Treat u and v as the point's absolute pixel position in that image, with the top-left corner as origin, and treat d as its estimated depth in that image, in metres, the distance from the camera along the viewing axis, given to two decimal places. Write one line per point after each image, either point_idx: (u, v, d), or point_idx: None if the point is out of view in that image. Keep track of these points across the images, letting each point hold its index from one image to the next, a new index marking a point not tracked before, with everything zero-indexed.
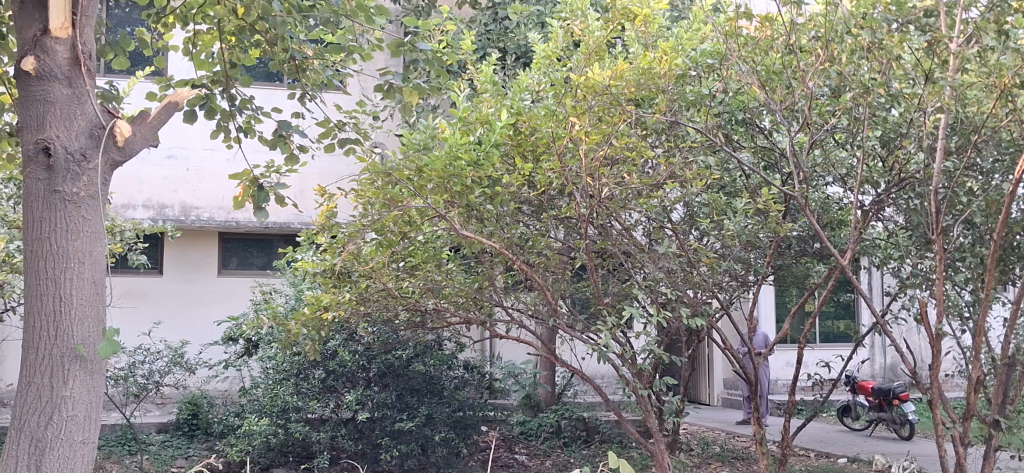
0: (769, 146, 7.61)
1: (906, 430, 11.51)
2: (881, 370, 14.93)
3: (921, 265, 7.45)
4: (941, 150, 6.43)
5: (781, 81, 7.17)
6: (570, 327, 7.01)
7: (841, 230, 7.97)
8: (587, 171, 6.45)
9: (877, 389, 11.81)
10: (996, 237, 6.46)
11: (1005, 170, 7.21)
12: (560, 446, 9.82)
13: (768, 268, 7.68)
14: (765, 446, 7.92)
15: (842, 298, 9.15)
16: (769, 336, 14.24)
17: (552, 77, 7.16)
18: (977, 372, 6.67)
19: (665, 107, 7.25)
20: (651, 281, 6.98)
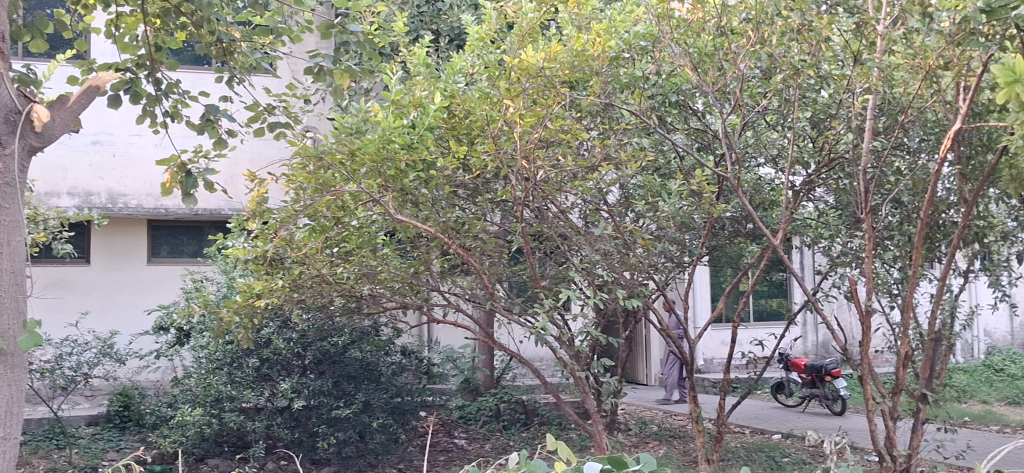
0: (702, 127, 7.72)
1: (837, 405, 11.78)
2: (813, 347, 15.25)
3: (851, 244, 7.79)
4: (869, 131, 6.52)
5: (712, 63, 7.35)
6: (507, 311, 7.00)
7: (773, 210, 8.06)
8: (522, 154, 6.44)
9: (810, 366, 12.03)
10: (923, 214, 6.58)
11: (931, 150, 7.37)
12: (499, 430, 9.81)
13: (702, 249, 7.80)
14: (700, 424, 8.02)
15: (775, 277, 9.31)
16: (704, 315, 14.44)
17: (485, 60, 7.13)
18: (905, 347, 6.82)
19: (599, 89, 7.28)
20: (588, 264, 6.97)
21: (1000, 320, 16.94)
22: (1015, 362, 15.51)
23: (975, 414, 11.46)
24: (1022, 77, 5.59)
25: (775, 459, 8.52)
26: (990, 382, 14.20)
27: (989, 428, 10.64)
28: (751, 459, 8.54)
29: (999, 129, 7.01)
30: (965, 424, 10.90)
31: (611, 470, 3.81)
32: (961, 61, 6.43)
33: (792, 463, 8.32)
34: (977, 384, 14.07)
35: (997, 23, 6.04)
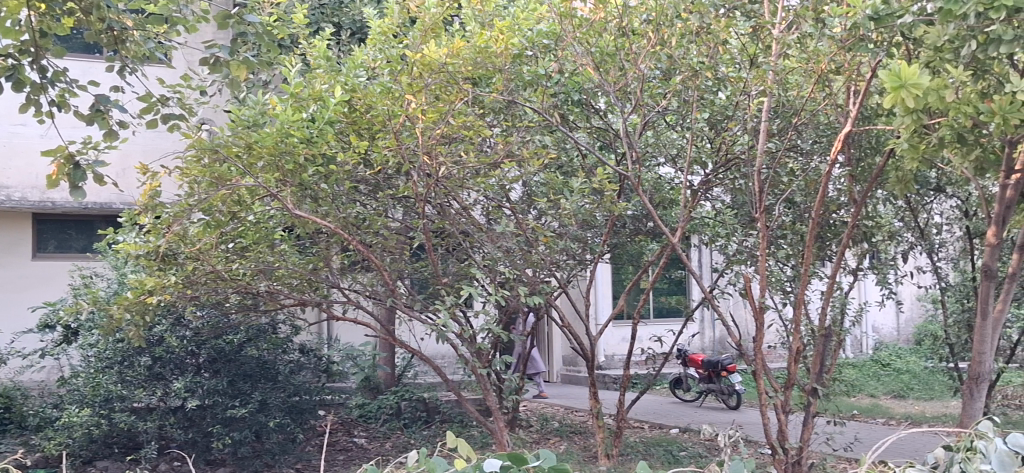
0: (603, 126, 7.83)
1: (733, 399, 12.10)
2: (710, 343, 15.61)
3: (747, 243, 7.98)
4: (764, 133, 6.68)
5: (615, 63, 7.36)
6: (408, 308, 6.93)
7: (673, 209, 8.21)
8: (423, 149, 6.41)
9: (706, 362, 12.29)
10: (814, 214, 6.76)
11: (823, 151, 7.64)
12: (400, 428, 9.71)
13: (604, 246, 7.90)
14: (601, 420, 8.11)
15: (674, 274, 9.51)
16: (605, 313, 14.64)
17: (387, 54, 7.10)
18: (797, 343, 6.99)
19: (502, 86, 7.31)
20: (490, 260, 6.98)
21: (886, 316, 17.62)
22: (899, 357, 16.16)
23: (862, 407, 11.90)
24: (906, 83, 5.81)
25: (672, 453, 8.66)
26: (877, 376, 14.77)
27: (876, 421, 11.03)
28: (650, 453, 8.67)
29: (886, 132, 7.32)
30: (853, 416, 11.28)
31: (512, 467, 3.83)
32: (851, 66, 6.65)
33: (688, 457, 8.49)
34: (865, 378, 14.60)
35: (884, 30, 6.27)
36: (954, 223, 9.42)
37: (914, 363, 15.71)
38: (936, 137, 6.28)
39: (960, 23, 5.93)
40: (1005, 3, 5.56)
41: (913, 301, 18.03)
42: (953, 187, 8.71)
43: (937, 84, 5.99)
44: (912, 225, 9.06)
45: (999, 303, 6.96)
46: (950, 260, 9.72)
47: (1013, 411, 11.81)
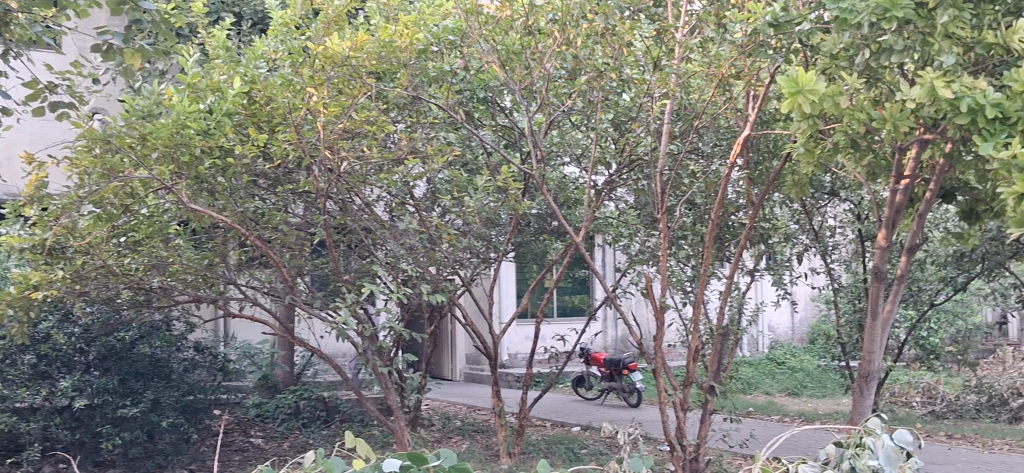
0: (508, 125, 7.82)
1: (634, 397, 12.26)
2: (612, 341, 15.78)
3: (649, 243, 8.05)
4: (666, 135, 6.78)
5: (520, 61, 7.33)
6: (308, 305, 6.85)
7: (577, 208, 8.27)
8: (325, 143, 6.37)
9: (608, 360, 12.39)
10: (714, 216, 6.87)
11: (723, 154, 7.80)
12: (298, 427, 9.54)
13: (508, 245, 7.90)
14: (504, 418, 8.14)
15: (577, 273, 9.59)
16: (509, 311, 14.69)
17: (289, 46, 6.97)
18: (696, 342, 7.09)
19: (407, 81, 7.22)
20: (393, 258, 6.96)
21: (782, 316, 18.10)
22: (793, 355, 16.62)
23: (758, 405, 12.20)
24: (803, 89, 5.97)
25: (573, 451, 8.70)
26: (772, 375, 15.17)
27: (771, 417, 11.31)
28: (550, 451, 8.71)
29: (782, 136, 7.54)
30: (750, 414, 11.54)
31: (412, 466, 3.78)
32: (750, 71, 6.91)
33: (590, 455, 8.54)
34: (760, 376, 14.99)
35: (783, 36, 6.43)
36: (847, 226, 9.69)
37: (807, 361, 16.18)
38: (831, 142, 6.44)
39: (854, 32, 6.09)
40: (897, 15, 5.79)
41: (807, 302, 18.58)
42: (846, 191, 8.99)
43: (833, 90, 6.18)
44: (807, 227, 9.31)
45: (889, 303, 7.21)
46: (842, 262, 10.05)
47: (899, 408, 12.28)
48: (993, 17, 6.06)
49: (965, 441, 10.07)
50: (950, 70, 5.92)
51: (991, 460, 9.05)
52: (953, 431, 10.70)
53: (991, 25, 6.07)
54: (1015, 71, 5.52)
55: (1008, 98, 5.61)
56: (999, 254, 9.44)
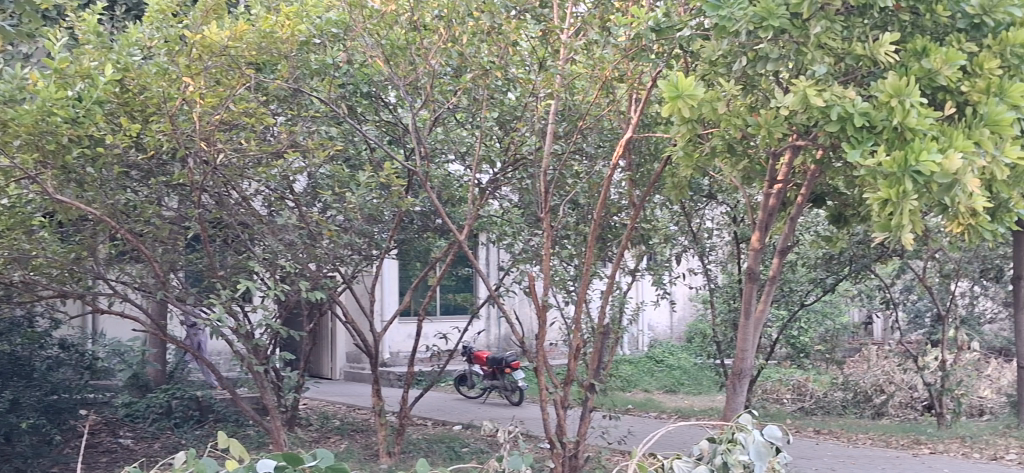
0: (393, 121, 7.82)
1: (515, 396, 12.33)
2: (495, 340, 15.86)
3: (532, 242, 8.23)
4: (551, 135, 6.84)
5: (405, 57, 7.25)
6: (179, 302, 6.72)
7: (461, 206, 8.26)
8: (201, 135, 6.30)
9: (491, 358, 12.48)
10: (596, 216, 6.95)
11: (605, 156, 7.92)
12: (170, 428, 9.22)
13: (391, 242, 7.82)
14: (383, 417, 8.14)
15: (461, 271, 9.62)
16: (391, 309, 14.59)
17: (165, 33, 6.62)
18: (576, 340, 7.16)
19: (287, 73, 7.17)
20: (270, 254, 6.82)
21: (661, 316, 18.51)
22: (672, 353, 17.02)
23: (637, 402, 12.46)
24: (683, 93, 6.15)
25: (454, 449, 8.68)
26: (651, 372, 15.51)
27: (649, 414, 11.54)
28: (431, 450, 8.69)
29: (663, 140, 7.73)
30: (628, 411, 11.76)
31: (287, 467, 3.73)
32: (633, 75, 7.00)
33: (470, 453, 8.53)
34: (640, 373, 15.31)
35: (665, 42, 6.67)
36: (723, 228, 9.97)
37: (684, 359, 16.59)
38: (709, 147, 6.73)
39: (733, 40, 6.30)
40: (773, 24, 6.02)
41: (685, 301, 19.05)
42: (723, 194, 9.25)
43: (711, 95, 6.36)
44: (686, 229, 9.53)
45: (761, 303, 7.45)
46: (719, 263, 10.35)
47: (771, 404, 12.76)
48: (862, 30, 6.31)
49: (831, 437, 10.49)
50: (822, 80, 6.13)
51: (855, 454, 9.44)
52: (820, 426, 11.13)
53: (860, 37, 6.31)
54: (880, 82, 5.84)
55: (874, 108, 5.86)
56: (865, 257, 9.88)
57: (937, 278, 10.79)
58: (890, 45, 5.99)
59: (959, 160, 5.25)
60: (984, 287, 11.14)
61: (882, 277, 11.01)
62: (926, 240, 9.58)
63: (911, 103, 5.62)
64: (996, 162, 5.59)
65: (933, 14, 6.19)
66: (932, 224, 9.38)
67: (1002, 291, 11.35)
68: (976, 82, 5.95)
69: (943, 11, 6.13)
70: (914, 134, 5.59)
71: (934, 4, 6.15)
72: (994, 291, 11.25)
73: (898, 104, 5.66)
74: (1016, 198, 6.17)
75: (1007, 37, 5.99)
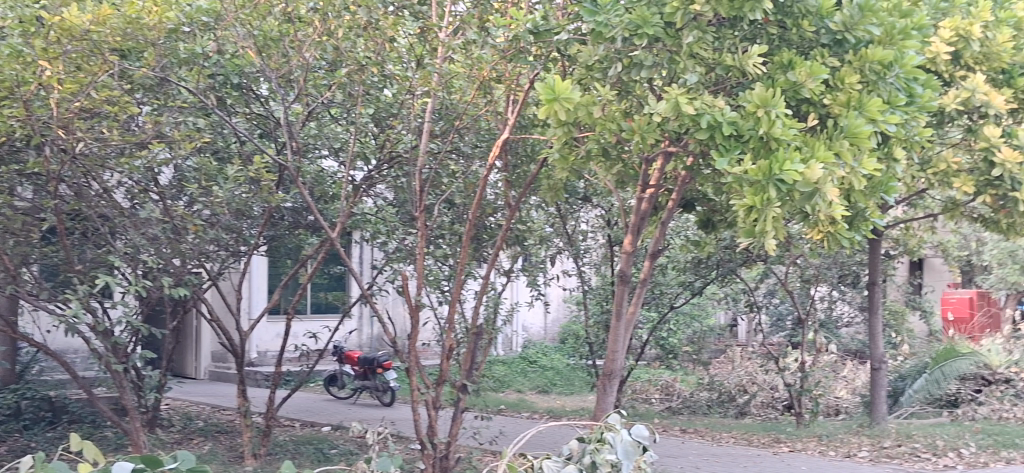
0: (264, 113, 7.61)
1: (387, 396, 12.21)
2: (367, 340, 15.69)
3: (406, 241, 8.15)
4: (427, 133, 6.79)
5: (278, 48, 7.10)
6: (32, 297, 6.40)
7: (333, 203, 8.12)
8: (59, 122, 6.03)
9: (362, 358, 12.35)
10: (472, 216, 6.92)
11: (482, 156, 7.91)
12: (18, 430, 8.74)
13: (260, 238, 7.64)
14: (248, 418, 7.97)
15: (333, 269, 9.47)
16: (259, 307, 14.26)
17: (21, 13, 6.30)
18: (449, 340, 7.12)
19: (153, 62, 6.84)
20: (132, 248, 6.57)
21: (535, 316, 18.68)
22: (545, 354, 17.19)
23: (509, 402, 12.52)
24: (559, 96, 6.21)
25: (322, 451, 8.52)
26: (524, 373, 15.63)
27: (521, 414, 11.61)
28: (298, 451, 8.51)
29: (540, 142, 7.79)
30: (501, 411, 11.81)
31: (146, 470, 3.69)
32: (510, 76, 7.05)
33: (339, 454, 8.39)
34: (513, 374, 15.41)
35: (543, 44, 6.74)
36: (598, 231, 10.08)
37: (557, 360, 16.77)
38: (584, 150, 6.82)
39: (609, 45, 6.39)
40: (648, 32, 6.16)
41: (559, 302, 19.27)
42: (598, 197, 9.39)
43: (586, 100, 6.47)
44: (561, 231, 9.63)
45: (632, 305, 7.58)
46: (592, 265, 10.51)
47: (640, 404, 13.08)
48: (732, 41, 6.46)
49: (696, 436, 10.77)
50: (693, 88, 6.27)
51: (718, 452, 9.73)
52: (686, 426, 11.43)
53: (730, 49, 6.47)
54: (748, 92, 6.03)
55: (742, 117, 6.04)
56: (731, 261, 10.20)
57: (798, 283, 11.24)
58: (758, 57, 6.19)
59: (820, 170, 5.47)
60: (841, 292, 11.65)
61: (747, 281, 11.39)
62: (788, 245, 9.97)
63: (776, 114, 5.83)
64: (854, 173, 5.82)
65: (799, 29, 6.44)
66: (794, 231, 9.77)
67: (859, 296, 11.76)
68: (838, 96, 6.22)
69: (808, 26, 6.38)
70: (778, 144, 5.80)
71: (801, 19, 6.40)
72: (850, 296, 11.77)
73: (764, 115, 5.86)
74: (871, 208, 6.48)
75: (867, 53, 6.28)
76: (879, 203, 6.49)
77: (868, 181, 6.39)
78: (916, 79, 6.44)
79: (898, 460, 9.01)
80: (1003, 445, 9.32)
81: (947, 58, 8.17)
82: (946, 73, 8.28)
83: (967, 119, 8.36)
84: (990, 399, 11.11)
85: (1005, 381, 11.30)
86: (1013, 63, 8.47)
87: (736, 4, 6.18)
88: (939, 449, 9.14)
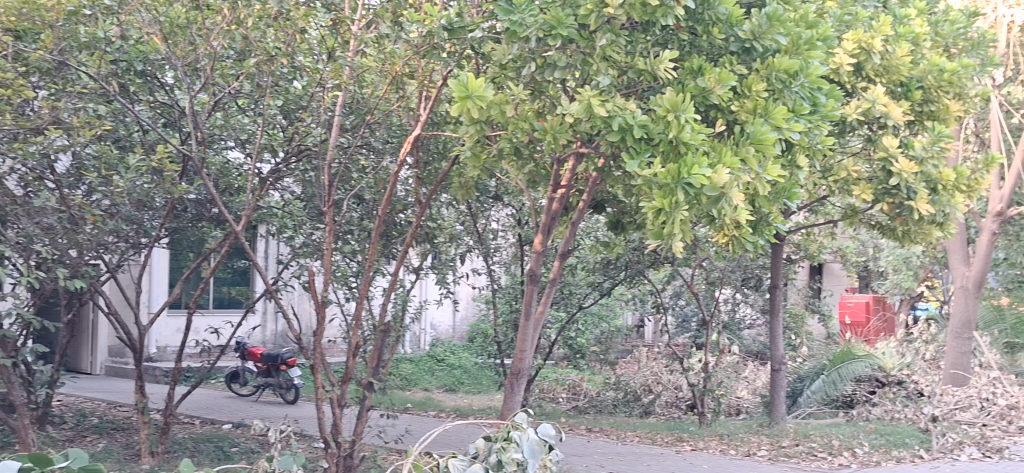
0: (169, 103, 7.35)
1: (291, 393, 11.99)
2: (271, 336, 15.42)
3: (313, 237, 8.04)
4: (337, 127, 6.67)
5: (185, 36, 6.90)
6: None
7: (239, 196, 7.94)
8: None
9: (266, 355, 12.11)
10: (381, 212, 6.84)
11: (393, 152, 7.83)
12: None
13: (161, 230, 7.41)
14: (146, 415, 7.75)
15: (237, 264, 9.27)
16: (159, 301, 13.87)
17: None
18: (355, 337, 7.02)
19: (50, 44, 6.66)
20: (24, 238, 6.31)
21: (444, 315, 18.63)
22: (453, 353, 17.13)
23: (416, 401, 12.43)
24: (472, 94, 6.18)
25: (222, 449, 8.33)
26: (432, 371, 15.56)
27: (427, 413, 11.56)
28: (198, 449, 8.29)
29: (452, 139, 7.75)
30: (407, 410, 11.72)
31: (33, 468, 3.57)
32: (423, 72, 7.02)
33: (240, 453, 8.21)
34: (421, 372, 15.32)
35: (457, 41, 6.70)
36: (508, 230, 10.11)
37: (465, 359, 16.74)
38: (496, 149, 6.82)
39: (522, 45, 6.42)
40: (562, 33, 6.16)
41: (469, 301, 19.23)
42: (509, 196, 9.39)
43: (499, 98, 6.46)
44: (471, 230, 9.61)
45: (540, 304, 7.59)
46: (503, 264, 10.54)
47: (547, 403, 13.20)
48: (644, 46, 6.52)
49: (602, 435, 10.89)
50: (605, 90, 6.33)
51: (623, 451, 9.85)
52: (592, 425, 11.54)
53: (642, 53, 6.53)
54: (659, 96, 6.09)
55: (652, 121, 6.09)
56: (639, 262, 10.32)
57: (704, 285, 11.44)
58: (668, 62, 6.27)
59: (727, 175, 5.56)
60: (745, 295, 11.91)
61: (654, 283, 11.55)
62: (694, 248, 10.14)
63: (685, 119, 5.91)
64: (759, 178, 6.05)
65: (709, 36, 6.55)
66: (700, 234, 9.94)
67: (762, 299, 12.03)
68: (745, 103, 6.33)
69: (719, 33, 6.48)
70: (687, 148, 5.90)
71: (711, 26, 6.50)
72: (753, 299, 12.04)
73: (674, 119, 5.93)
74: (775, 213, 6.64)
75: (773, 62, 6.43)
76: (781, 209, 6.66)
77: (773, 187, 6.53)
78: (819, 88, 6.61)
79: (796, 459, 9.26)
80: (894, 444, 9.66)
81: (850, 70, 8.41)
82: (848, 84, 8.54)
83: (867, 129, 8.63)
84: (883, 400, 11.47)
85: (898, 383, 11.70)
86: (912, 76, 8.76)
87: (649, 10, 6.26)
88: (834, 448, 9.42)
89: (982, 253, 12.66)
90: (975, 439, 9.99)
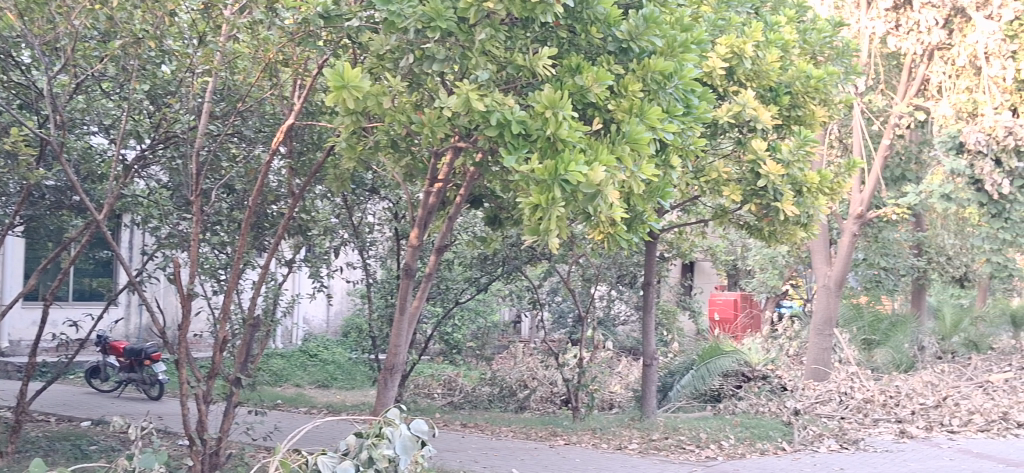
0: (25, 83, 7.03)
1: (155, 389, 11.56)
2: (135, 330, 14.86)
3: (180, 227, 7.74)
4: (207, 114, 6.43)
5: (44, 12, 6.46)
6: None
7: (101, 184, 7.59)
8: None
9: (129, 350, 11.62)
10: (251, 204, 6.62)
11: (265, 142, 7.61)
12: None
13: (15, 217, 7.01)
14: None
15: (98, 254, 8.88)
16: (14, 292, 13.18)
17: None
18: (222, 330, 6.79)
19: None
20: None
21: (317, 309, 18.34)
22: (327, 347, 16.87)
23: (286, 397, 12.16)
24: (348, 84, 6.07)
25: (80, 447, 7.96)
26: (304, 366, 15.27)
27: (298, 409, 11.34)
28: (53, 448, 7.89)
29: (327, 130, 7.60)
30: (278, 406, 11.48)
31: None
32: (298, 61, 6.83)
33: (99, 451, 7.86)
34: (292, 368, 15.01)
35: (333, 29, 6.53)
36: (384, 224, 9.99)
37: (340, 354, 16.49)
38: (373, 141, 6.73)
39: (401, 36, 6.29)
40: (441, 25, 6.08)
41: (343, 295, 18.98)
42: (386, 189, 9.23)
43: (377, 89, 6.26)
44: (346, 223, 9.46)
45: (415, 299, 7.50)
46: (378, 258, 10.42)
47: (422, 398, 13.15)
48: (524, 42, 6.53)
49: (476, 429, 10.90)
50: (484, 85, 6.30)
51: (497, 445, 9.88)
52: (467, 420, 11.53)
53: (521, 49, 6.53)
54: (537, 92, 6.09)
55: (530, 117, 6.10)
56: (516, 258, 10.36)
57: (580, 282, 11.58)
58: (547, 59, 6.29)
59: (602, 173, 5.61)
60: (619, 291, 12.14)
61: (531, 279, 11.61)
62: (570, 245, 10.25)
63: (563, 116, 5.93)
64: (634, 177, 6.08)
65: (587, 34, 6.61)
66: (576, 231, 10.08)
67: (635, 296, 12.28)
68: (621, 102, 6.41)
69: (597, 33, 6.54)
70: (564, 145, 5.91)
71: (589, 25, 6.55)
72: (628, 296, 12.27)
73: (552, 116, 5.95)
74: (648, 212, 6.75)
75: (650, 63, 6.50)
76: (654, 207, 6.77)
77: (646, 186, 6.64)
78: (692, 90, 6.74)
79: (664, 452, 9.46)
80: (758, 437, 9.98)
81: (722, 73, 8.65)
82: (720, 87, 8.78)
83: (738, 132, 8.89)
84: (749, 394, 11.86)
85: (762, 378, 12.14)
86: (780, 81, 9.06)
87: (529, 6, 6.24)
88: (701, 441, 9.69)
89: (842, 254, 13.19)
90: (833, 432, 10.41)
